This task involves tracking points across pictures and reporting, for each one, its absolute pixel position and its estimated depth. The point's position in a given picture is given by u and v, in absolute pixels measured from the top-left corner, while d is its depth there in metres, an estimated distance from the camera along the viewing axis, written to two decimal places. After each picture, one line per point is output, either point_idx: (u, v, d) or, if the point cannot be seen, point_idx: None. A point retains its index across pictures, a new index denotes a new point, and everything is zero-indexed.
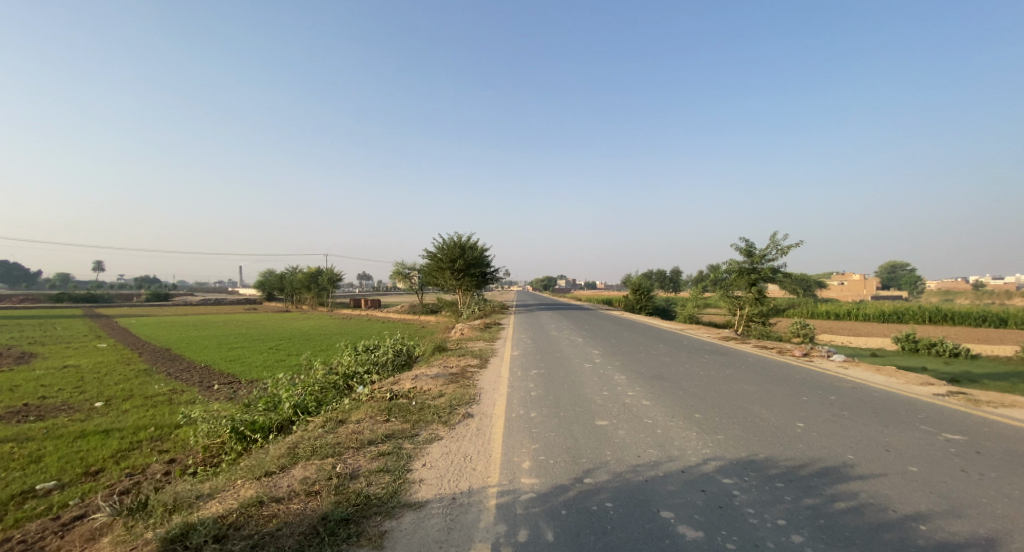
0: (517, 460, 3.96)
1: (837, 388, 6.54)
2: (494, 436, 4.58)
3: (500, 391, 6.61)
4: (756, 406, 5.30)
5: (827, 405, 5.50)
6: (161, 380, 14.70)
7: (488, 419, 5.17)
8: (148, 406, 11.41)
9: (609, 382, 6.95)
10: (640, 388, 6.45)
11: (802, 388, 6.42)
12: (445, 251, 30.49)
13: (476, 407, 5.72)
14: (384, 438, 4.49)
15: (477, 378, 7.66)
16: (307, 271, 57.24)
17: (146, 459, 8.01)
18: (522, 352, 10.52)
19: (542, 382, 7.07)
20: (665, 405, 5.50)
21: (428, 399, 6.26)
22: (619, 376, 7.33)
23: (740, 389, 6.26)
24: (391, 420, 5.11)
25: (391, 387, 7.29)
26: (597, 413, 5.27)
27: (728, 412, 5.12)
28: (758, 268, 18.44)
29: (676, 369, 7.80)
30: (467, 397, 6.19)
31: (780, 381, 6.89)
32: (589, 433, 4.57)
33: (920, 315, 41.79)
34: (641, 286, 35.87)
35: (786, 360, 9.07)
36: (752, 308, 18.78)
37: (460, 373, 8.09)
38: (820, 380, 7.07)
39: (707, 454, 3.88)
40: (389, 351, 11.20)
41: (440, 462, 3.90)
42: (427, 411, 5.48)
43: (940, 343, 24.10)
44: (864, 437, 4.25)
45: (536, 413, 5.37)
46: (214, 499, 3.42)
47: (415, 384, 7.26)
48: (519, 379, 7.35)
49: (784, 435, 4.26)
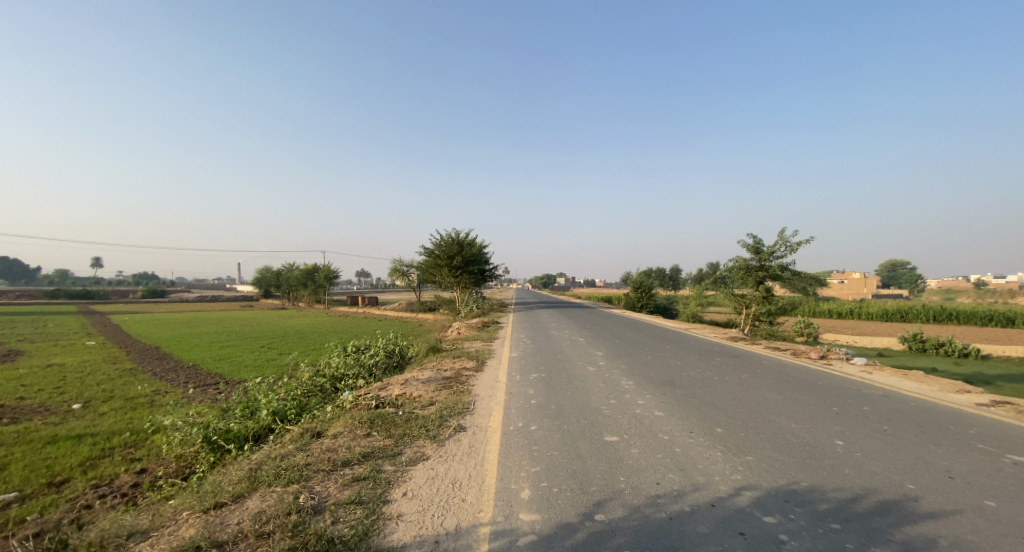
0: (515, 488, 3.36)
1: (867, 396, 5.96)
2: (489, 455, 4.00)
3: (497, 398, 6.03)
4: (784, 420, 4.73)
5: (862, 417, 4.92)
6: (145, 381, 14.06)
7: (482, 433, 4.59)
8: (127, 409, 10.79)
9: (616, 388, 6.35)
10: (650, 395, 5.85)
11: (829, 396, 5.84)
12: (443, 248, 29.83)
13: (469, 418, 5.15)
14: (360, 459, 3.89)
15: (472, 383, 7.09)
16: (305, 268, 56.62)
17: (116, 468, 7.39)
18: (522, 353, 9.92)
19: (543, 388, 6.48)
20: (681, 417, 4.92)
21: (417, 408, 5.67)
22: (626, 382, 6.75)
23: (762, 398, 5.68)
24: (372, 435, 4.53)
25: (377, 393, 6.70)
26: (606, 426, 4.68)
27: (753, 426, 4.54)
28: (766, 265, 17.64)
29: (688, 374, 7.20)
30: (459, 406, 5.61)
31: (803, 388, 6.30)
32: (597, 453, 3.98)
33: (925, 313, 41.26)
34: (643, 284, 35.34)
35: (802, 364, 8.49)
36: (759, 307, 18.15)
37: (455, 377, 7.51)
38: (846, 387, 6.48)
39: (738, 482, 3.29)
40: (381, 352, 10.64)
41: (424, 490, 3.31)
42: (414, 424, 4.90)
43: (949, 343, 23.54)
44: (919, 460, 3.67)
45: (536, 426, 4.77)
46: (148, 542, 2.83)
47: (404, 389, 6.67)
48: (518, 384, 6.76)
49: (826, 458, 3.68)
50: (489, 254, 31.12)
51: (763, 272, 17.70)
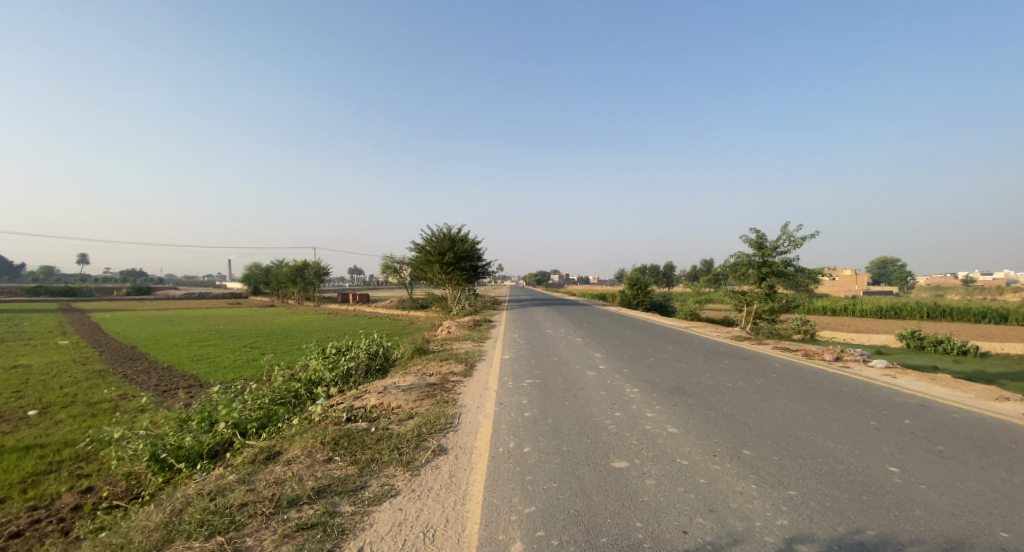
0: (505, 539, 2.63)
1: (901, 405, 5.30)
2: (473, 489, 3.27)
3: (485, 410, 5.29)
4: (821, 440, 4.05)
5: (907, 434, 4.25)
6: (113, 384, 13.12)
7: (467, 459, 3.85)
8: (87, 416, 9.91)
9: (621, 398, 5.63)
10: (660, 406, 5.14)
11: (860, 407, 5.17)
12: (434, 243, 29.05)
13: (452, 437, 4.40)
14: (312, 496, 3.13)
15: (458, 391, 6.32)
16: (295, 263, 55.49)
17: (60, 486, 6.52)
18: (514, 356, 9.18)
19: (538, 398, 5.77)
20: (698, 435, 4.22)
21: (392, 424, 4.92)
22: (630, 389, 6.06)
23: (786, 409, 5.01)
24: (335, 461, 3.77)
25: (351, 403, 5.94)
26: (612, 447, 3.97)
27: (786, 448, 3.85)
28: (770, 261, 17.17)
29: (699, 379, 6.51)
30: (442, 421, 4.87)
31: (828, 396, 5.63)
32: (604, 484, 3.27)
33: (919, 310, 41.18)
34: (639, 281, 34.86)
35: (818, 366, 7.85)
36: (761, 304, 17.53)
37: (440, 383, 6.76)
38: (874, 394, 5.82)
39: (787, 530, 2.59)
40: (363, 354, 9.86)
41: (386, 543, 2.58)
42: (384, 445, 4.15)
43: (949, 340, 23.20)
44: (997, 495, 3.00)
45: (531, 447, 4.05)
46: None
47: (380, 400, 5.89)
48: (510, 393, 6.03)
49: (886, 496, 3.00)
50: (482, 250, 30.41)
51: (766, 268, 17.18)
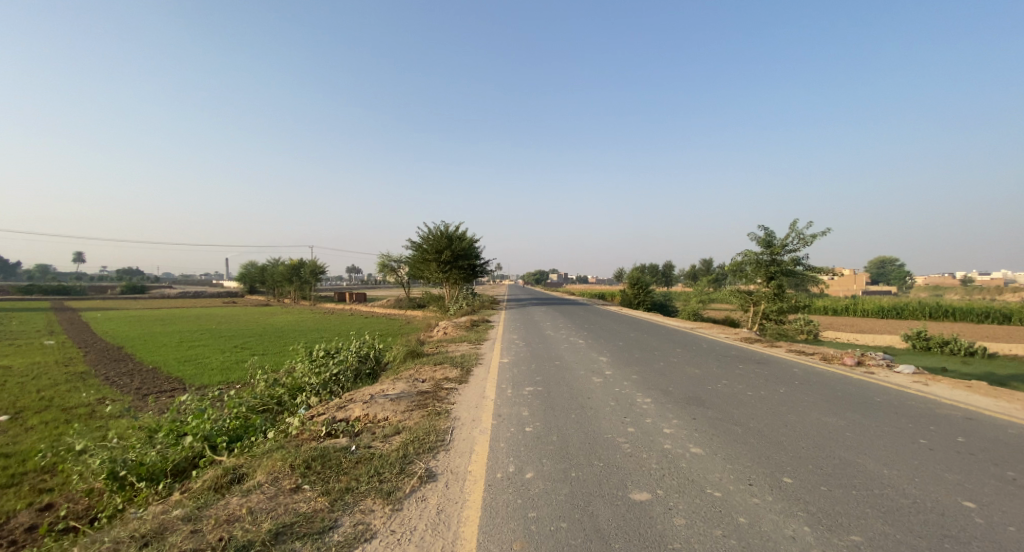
0: None
1: (947, 419, 4.73)
2: (465, 530, 2.71)
3: (481, 424, 4.72)
4: (870, 464, 3.48)
5: (965, 455, 3.70)
6: (91, 387, 12.46)
7: (459, 488, 3.27)
8: (58, 423, 9.27)
9: (632, 409, 5.06)
10: (678, 421, 4.57)
11: (902, 421, 4.61)
12: (431, 241, 28.43)
13: (442, 458, 3.81)
14: (267, 542, 2.56)
15: (452, 400, 5.73)
16: (290, 262, 54.59)
17: (11, 504, 5.92)
18: (514, 359, 8.60)
19: (541, 409, 5.19)
20: (727, 457, 3.65)
21: (375, 441, 4.35)
22: (641, 399, 5.49)
23: (820, 425, 4.45)
24: (303, 492, 3.18)
25: (333, 414, 5.37)
26: (630, 474, 3.40)
27: (834, 475, 3.28)
28: (778, 259, 16.60)
29: (716, 388, 5.95)
30: (433, 438, 4.29)
31: (862, 408, 5.06)
32: (624, 525, 2.70)
33: (921, 310, 40.74)
34: (640, 280, 34.33)
35: (840, 372, 7.30)
36: (769, 304, 16.95)
37: (433, 391, 6.19)
38: (911, 405, 5.26)
39: None
40: (352, 357, 9.26)
41: None
42: (363, 469, 3.56)
43: (955, 341, 22.72)
44: None
45: (535, 473, 3.47)
46: None
47: (365, 411, 5.30)
48: (509, 403, 5.45)
49: (974, 543, 2.42)
50: (480, 248, 29.80)
51: (774, 266, 16.61)
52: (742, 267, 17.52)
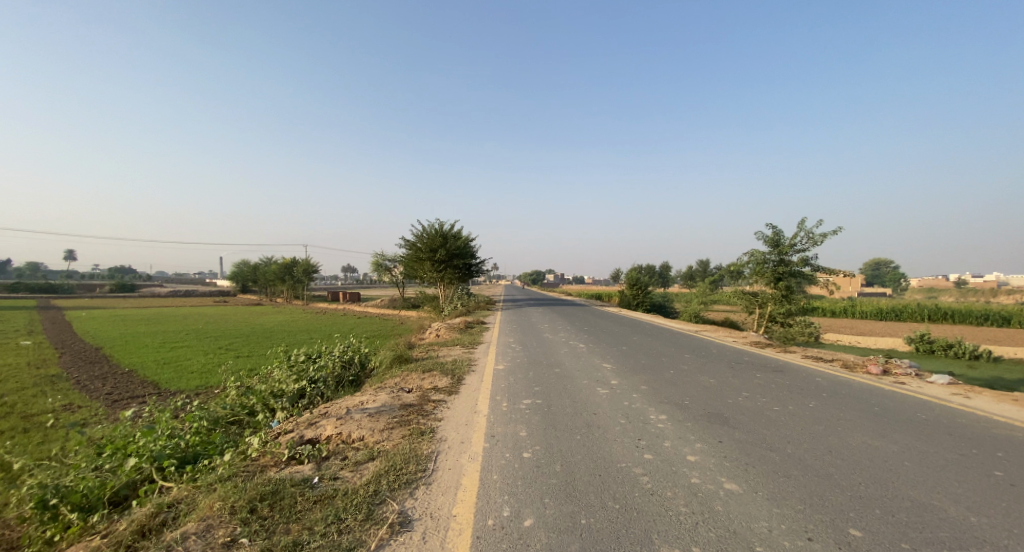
0: None
1: (1012, 442, 4.06)
2: None
3: (472, 448, 4.02)
4: (952, 510, 2.79)
5: None
6: (59, 392, 11.66)
7: (439, 542, 2.56)
8: (14, 432, 8.49)
9: (646, 429, 4.38)
10: (702, 446, 3.89)
11: (963, 446, 3.92)
12: (425, 240, 27.64)
13: (421, 496, 3.11)
14: None
15: (439, 416, 5.03)
16: (284, 261, 53.65)
17: None
18: (510, 366, 7.88)
19: (541, 428, 4.50)
20: (772, 498, 2.96)
21: (344, 471, 3.65)
22: (655, 415, 4.81)
23: (871, 452, 3.77)
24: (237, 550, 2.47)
25: (301, 433, 4.65)
26: (653, 522, 2.71)
27: (912, 525, 2.59)
28: (785, 260, 15.94)
29: (737, 402, 5.27)
30: (413, 468, 3.58)
31: (911, 429, 4.39)
32: None
33: (919, 312, 40.45)
34: (638, 281, 33.71)
35: (867, 382, 6.63)
36: (775, 306, 16.26)
37: (418, 405, 5.48)
38: (962, 424, 4.60)
39: None
40: (335, 363, 8.52)
41: None
42: (319, 514, 2.84)
43: (959, 344, 22.23)
44: None
45: (535, 520, 2.77)
46: None
47: (339, 430, 4.60)
48: (505, 421, 4.74)
49: None
50: (476, 247, 29.06)
51: (781, 267, 15.97)
52: (742, 268, 17.12)
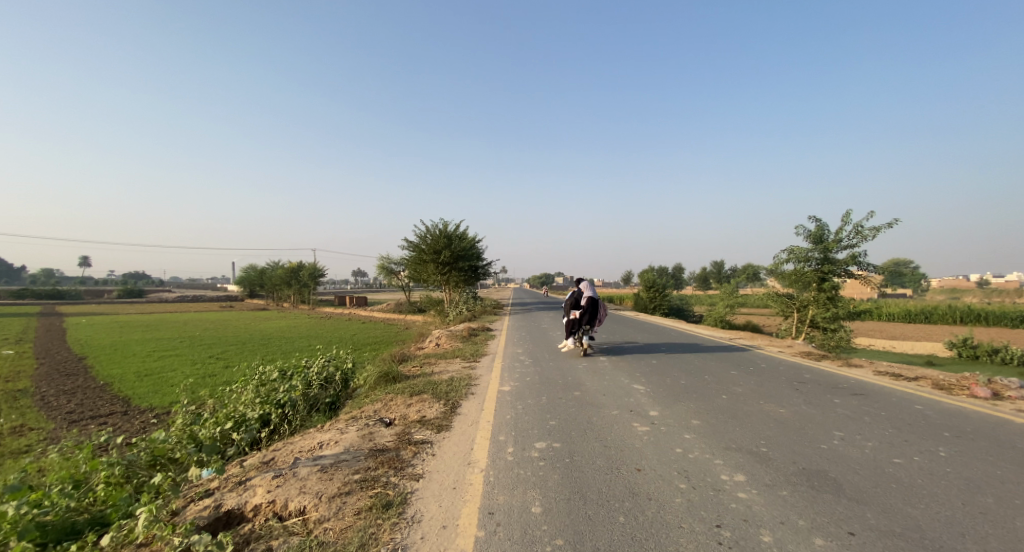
0: None
1: None
2: None
3: (457, 542, 2.56)
4: None
5: None
6: (15, 411, 10.36)
7: None
8: None
9: (723, 503, 2.89)
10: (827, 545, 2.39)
11: None
12: (429, 241, 26.30)
13: None
14: None
15: (417, 473, 3.57)
16: (289, 266, 52.77)
17: None
18: (518, 388, 6.39)
19: (563, 499, 3.02)
20: None
21: None
22: (729, 474, 3.33)
23: None
24: None
25: (216, 503, 3.22)
26: None
27: None
28: (829, 258, 14.23)
29: (836, 449, 3.77)
30: None
31: None
32: None
33: (951, 314, 38.03)
34: (654, 283, 32.04)
35: (990, 413, 5.01)
36: (817, 310, 14.52)
37: (392, 453, 4.02)
38: None
39: None
40: (308, 382, 7.12)
41: None
42: None
43: (1008, 349, 20.20)
44: None
45: None
46: None
47: (271, 495, 3.20)
48: (510, 485, 3.26)
49: None
50: (482, 249, 27.67)
51: (824, 266, 14.26)
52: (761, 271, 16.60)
